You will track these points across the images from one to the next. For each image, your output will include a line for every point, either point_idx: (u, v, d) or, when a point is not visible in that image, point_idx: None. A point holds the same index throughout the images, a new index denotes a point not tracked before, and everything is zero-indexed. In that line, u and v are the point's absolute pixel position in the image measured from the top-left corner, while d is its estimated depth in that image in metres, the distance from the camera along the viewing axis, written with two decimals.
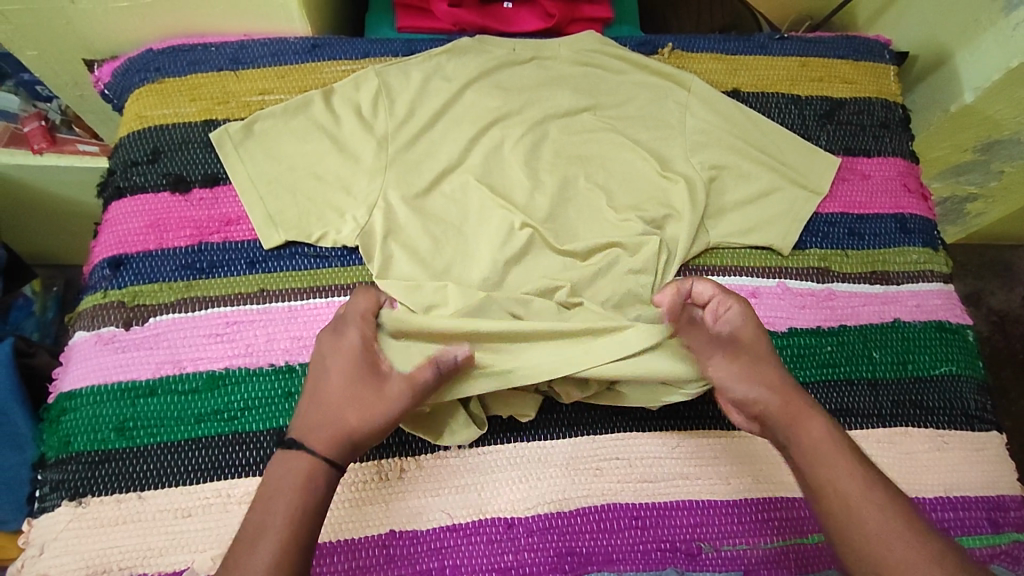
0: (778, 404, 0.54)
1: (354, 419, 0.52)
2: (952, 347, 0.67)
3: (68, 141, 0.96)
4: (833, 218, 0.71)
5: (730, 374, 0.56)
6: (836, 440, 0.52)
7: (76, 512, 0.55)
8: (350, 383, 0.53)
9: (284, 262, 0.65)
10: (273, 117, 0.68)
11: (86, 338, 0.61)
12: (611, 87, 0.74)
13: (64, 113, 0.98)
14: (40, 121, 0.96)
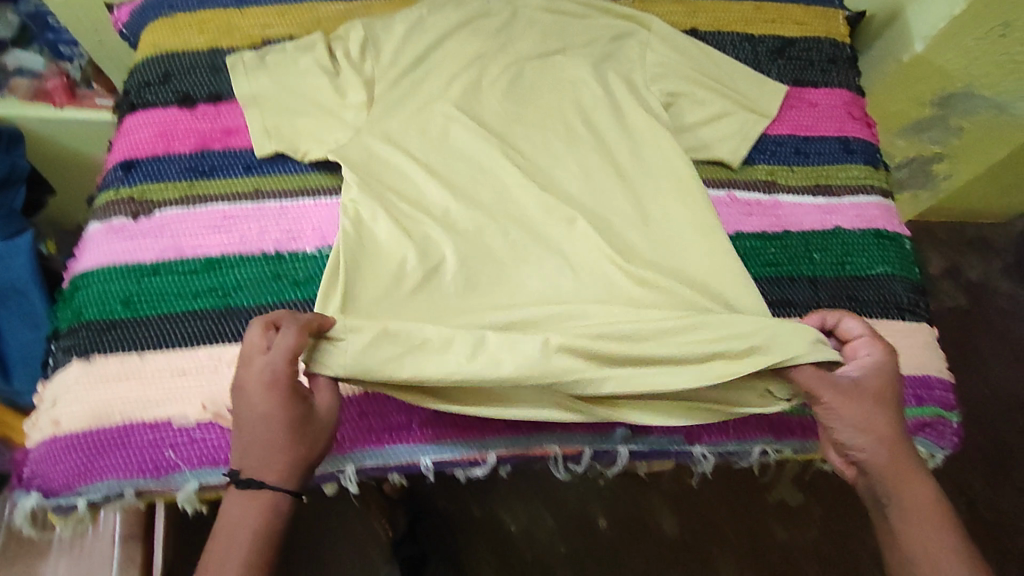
0: (888, 458, 0.56)
1: (295, 449, 0.53)
2: (888, 251, 0.73)
3: (87, 96, 1.03)
4: (780, 139, 0.78)
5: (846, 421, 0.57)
6: (936, 509, 0.56)
7: (84, 370, 0.62)
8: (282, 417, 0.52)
9: (277, 167, 0.72)
10: (284, 51, 0.75)
11: (98, 228, 0.68)
12: (577, 31, 0.80)
13: (85, 70, 1.04)
14: (62, 77, 1.02)
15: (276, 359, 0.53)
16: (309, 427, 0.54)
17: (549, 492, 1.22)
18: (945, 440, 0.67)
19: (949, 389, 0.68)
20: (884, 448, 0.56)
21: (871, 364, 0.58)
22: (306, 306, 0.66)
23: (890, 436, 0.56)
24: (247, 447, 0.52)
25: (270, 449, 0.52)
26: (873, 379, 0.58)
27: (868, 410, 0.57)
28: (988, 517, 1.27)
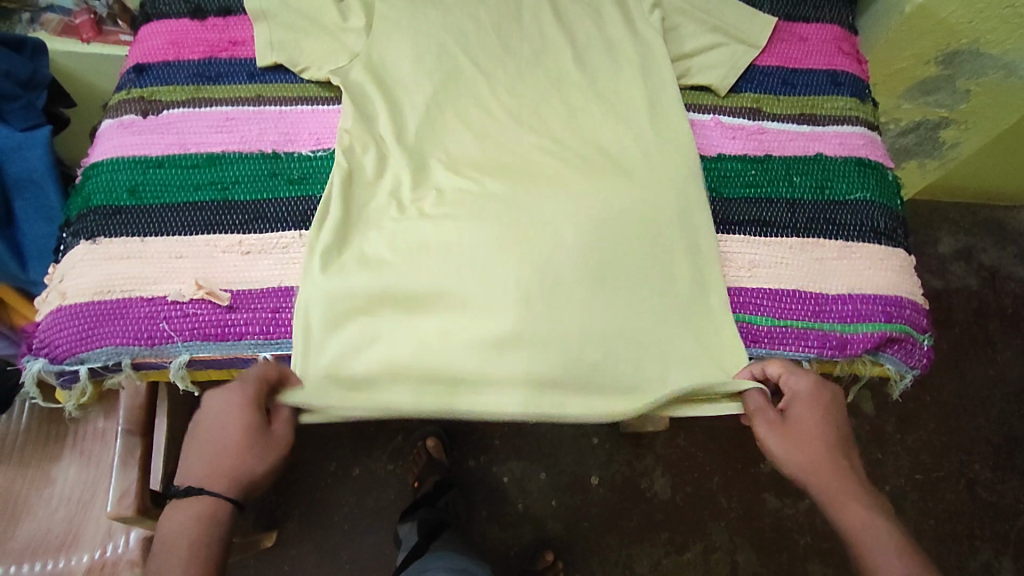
0: (821, 472, 0.59)
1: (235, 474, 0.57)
2: (869, 178, 0.74)
3: (112, 33, 1.00)
4: (769, 70, 0.79)
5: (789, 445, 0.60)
6: (873, 522, 0.57)
7: (89, 249, 0.66)
8: (247, 428, 0.58)
9: (278, 77, 0.75)
10: None
11: (111, 124, 0.72)
12: None
13: (110, 6, 1.00)
14: (89, 13, 0.99)
15: (249, 382, 0.60)
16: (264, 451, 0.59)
17: (544, 448, 1.24)
18: (912, 360, 0.69)
19: (920, 311, 0.69)
20: (814, 464, 0.60)
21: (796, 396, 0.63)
22: (298, 202, 0.69)
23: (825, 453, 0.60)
24: (199, 460, 0.57)
25: (218, 467, 0.57)
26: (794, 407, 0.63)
27: (797, 443, 0.60)
28: (985, 498, 1.26)
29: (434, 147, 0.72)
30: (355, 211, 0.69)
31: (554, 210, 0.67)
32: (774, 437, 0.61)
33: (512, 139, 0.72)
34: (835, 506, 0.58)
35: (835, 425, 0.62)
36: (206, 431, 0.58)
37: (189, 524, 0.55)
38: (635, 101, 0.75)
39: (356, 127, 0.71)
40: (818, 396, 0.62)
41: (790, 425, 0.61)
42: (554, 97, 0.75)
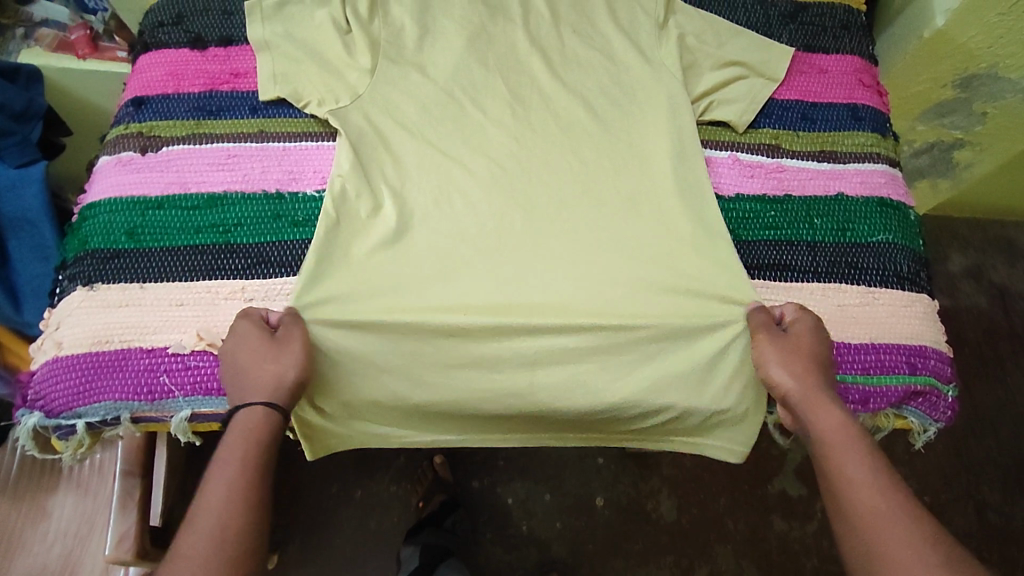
0: (807, 385, 0.59)
1: (272, 372, 0.57)
2: (891, 219, 0.72)
3: (109, 49, 0.97)
4: (788, 104, 0.77)
5: (774, 355, 0.61)
6: (853, 432, 0.55)
7: (86, 296, 0.63)
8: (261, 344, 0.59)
9: (280, 111, 0.73)
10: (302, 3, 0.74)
11: (108, 161, 0.70)
12: None
13: (108, 23, 0.97)
14: (85, 30, 0.96)
15: (242, 320, 0.61)
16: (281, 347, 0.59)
17: (548, 469, 1.22)
18: (936, 413, 0.67)
19: (945, 361, 0.67)
20: (804, 382, 0.59)
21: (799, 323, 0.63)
22: (302, 246, 0.67)
23: (806, 367, 0.60)
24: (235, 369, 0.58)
25: (251, 372, 0.57)
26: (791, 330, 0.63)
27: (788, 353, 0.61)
28: (993, 521, 1.25)
29: (431, 205, 0.68)
30: (348, 270, 0.65)
31: (564, 272, 0.66)
32: (774, 359, 0.60)
33: (522, 197, 0.69)
34: (812, 411, 0.57)
35: (829, 355, 0.62)
36: (233, 372, 0.58)
37: (248, 426, 0.55)
38: (656, 138, 0.72)
39: (350, 171, 0.67)
40: (818, 326, 0.63)
41: (793, 351, 0.61)
42: (565, 153, 0.71)
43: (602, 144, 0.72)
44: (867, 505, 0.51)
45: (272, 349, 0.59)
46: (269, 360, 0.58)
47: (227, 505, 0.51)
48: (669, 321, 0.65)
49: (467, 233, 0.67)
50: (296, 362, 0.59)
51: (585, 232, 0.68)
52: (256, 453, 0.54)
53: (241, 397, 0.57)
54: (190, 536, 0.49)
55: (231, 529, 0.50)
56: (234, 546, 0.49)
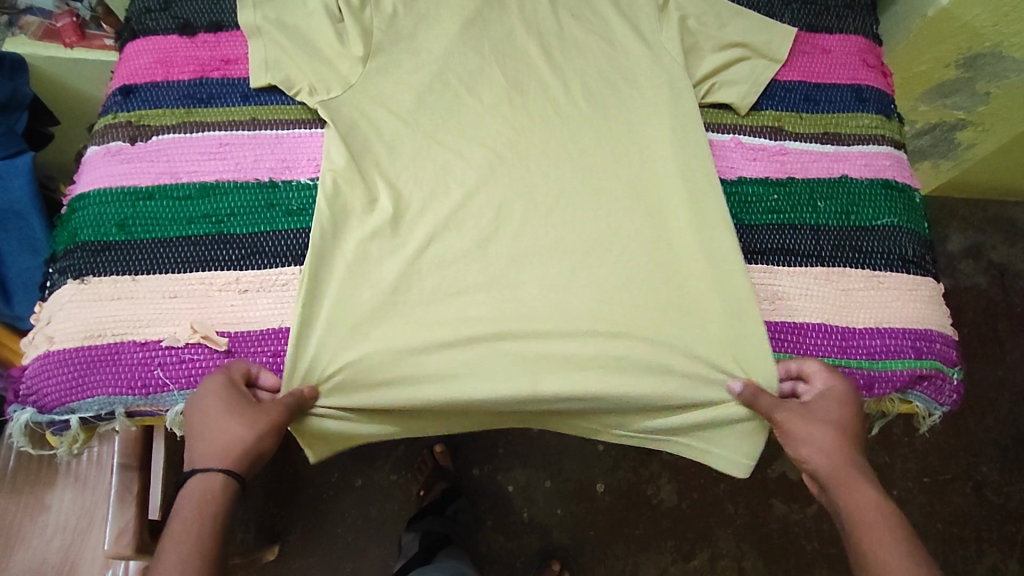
0: (840, 465, 0.56)
1: (235, 437, 0.54)
2: (896, 202, 0.71)
3: (97, 37, 0.95)
4: (791, 85, 0.75)
5: (803, 430, 0.58)
6: (887, 508, 0.53)
7: (78, 289, 0.62)
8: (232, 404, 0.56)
9: (272, 98, 0.71)
10: None
11: (97, 151, 0.68)
12: None
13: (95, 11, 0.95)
14: (72, 17, 0.94)
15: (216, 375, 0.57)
16: (250, 410, 0.56)
17: (549, 457, 1.22)
18: (942, 397, 0.66)
19: (950, 344, 0.66)
20: (836, 460, 0.56)
21: (827, 390, 0.60)
22: (297, 236, 0.65)
23: (837, 443, 0.57)
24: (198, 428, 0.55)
25: (214, 434, 0.54)
26: (818, 398, 0.60)
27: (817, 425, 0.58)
28: (992, 500, 1.25)
29: (428, 195, 0.67)
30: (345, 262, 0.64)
31: (565, 264, 0.65)
32: (803, 436, 0.58)
33: (521, 186, 0.68)
34: (845, 492, 0.54)
35: (859, 423, 0.59)
36: (195, 429, 0.55)
37: (201, 499, 0.52)
38: (657, 124, 0.71)
39: (343, 165, 0.66)
40: (849, 393, 0.60)
41: (822, 420, 0.58)
42: (562, 142, 0.70)
43: (602, 131, 0.71)
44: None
45: (242, 410, 0.55)
46: (236, 424, 0.55)
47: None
48: (670, 311, 0.64)
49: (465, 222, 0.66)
50: (274, 432, 0.56)
51: (583, 223, 0.67)
52: (211, 525, 0.51)
53: (198, 459, 0.53)
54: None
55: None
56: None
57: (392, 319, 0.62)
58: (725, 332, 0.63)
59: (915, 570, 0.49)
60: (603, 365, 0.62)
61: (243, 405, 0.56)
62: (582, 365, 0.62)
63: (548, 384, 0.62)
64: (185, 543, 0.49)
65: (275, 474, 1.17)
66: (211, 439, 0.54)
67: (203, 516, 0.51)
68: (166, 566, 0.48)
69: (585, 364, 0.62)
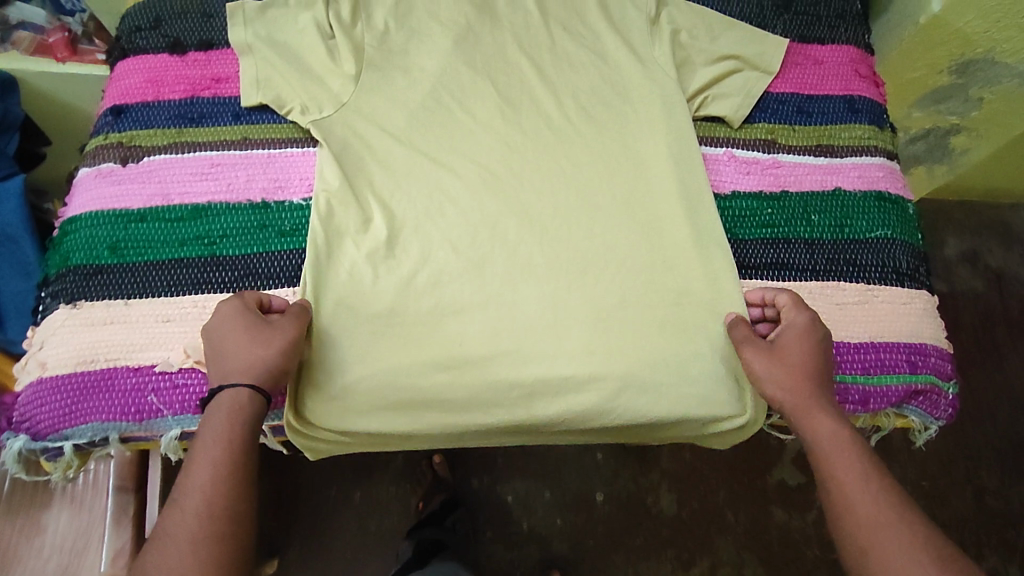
0: (804, 399, 0.57)
1: (256, 356, 0.56)
2: (889, 214, 0.71)
3: (90, 52, 0.96)
4: (783, 97, 0.75)
5: (769, 368, 0.59)
6: (846, 439, 0.55)
7: (70, 313, 0.62)
8: (250, 324, 0.57)
9: (264, 116, 0.71)
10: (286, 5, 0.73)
11: (87, 173, 0.68)
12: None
13: (87, 26, 0.96)
14: (64, 32, 0.94)
15: (230, 299, 0.59)
16: (267, 329, 0.57)
17: (548, 467, 1.22)
18: (937, 411, 0.65)
19: (946, 358, 0.66)
20: (799, 392, 0.57)
21: (794, 322, 0.61)
22: (293, 257, 0.65)
23: (801, 373, 0.58)
24: (218, 351, 0.57)
25: (237, 352, 0.56)
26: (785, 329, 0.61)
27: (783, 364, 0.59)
28: (991, 505, 1.25)
29: (422, 214, 0.67)
30: (339, 282, 0.64)
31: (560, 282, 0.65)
32: (767, 372, 0.59)
33: (515, 203, 0.68)
34: (805, 421, 0.57)
35: (821, 353, 0.60)
36: (217, 352, 0.57)
37: (225, 412, 0.54)
38: (652, 139, 0.71)
39: (336, 186, 0.66)
40: (810, 326, 0.60)
41: (783, 360, 0.59)
42: (555, 157, 0.71)
43: (597, 147, 0.71)
44: (863, 516, 0.52)
45: (258, 330, 0.57)
46: (255, 342, 0.56)
47: (215, 487, 0.51)
48: (663, 330, 0.64)
49: (460, 241, 0.66)
50: (289, 348, 0.57)
51: (576, 241, 0.67)
52: (238, 432, 0.53)
53: (221, 377, 0.55)
54: (177, 513, 0.50)
55: (218, 508, 0.50)
56: (224, 526, 0.50)
57: (386, 340, 0.62)
58: (721, 348, 0.64)
59: (865, 494, 0.52)
60: (601, 387, 0.61)
61: (261, 324, 0.57)
62: (580, 387, 0.61)
63: (546, 405, 0.61)
64: (221, 446, 0.52)
65: (275, 484, 1.17)
66: (230, 359, 0.56)
67: (237, 424, 0.53)
68: (200, 470, 0.51)
69: (584, 388, 0.61)
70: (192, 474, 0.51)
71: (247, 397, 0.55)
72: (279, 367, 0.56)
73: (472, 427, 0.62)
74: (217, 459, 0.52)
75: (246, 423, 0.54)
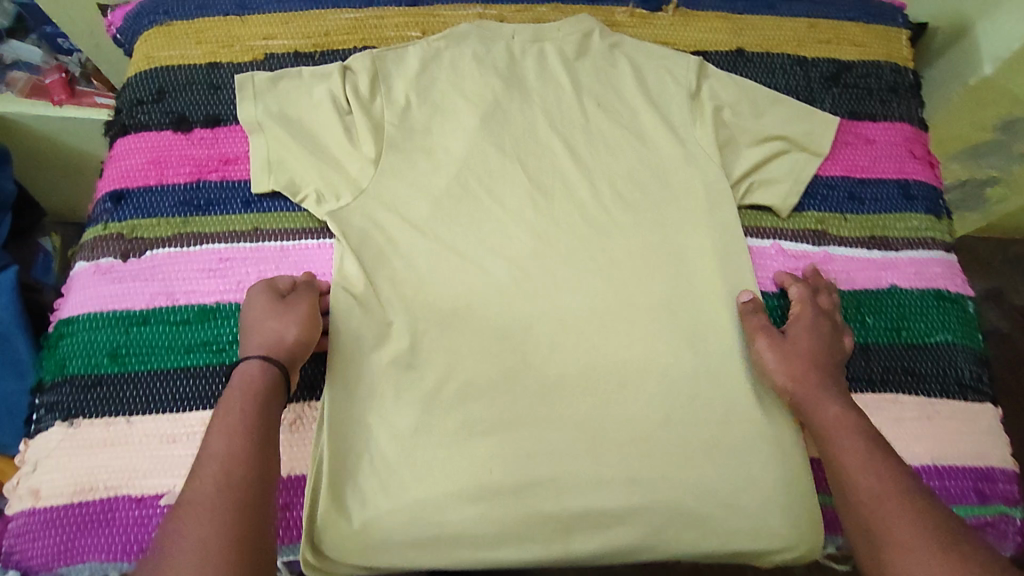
0: (811, 385, 0.57)
1: (275, 331, 0.56)
2: (949, 316, 0.66)
3: (86, 94, 0.90)
4: (834, 181, 0.70)
5: (778, 359, 0.59)
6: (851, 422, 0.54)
7: (67, 432, 0.57)
8: (271, 300, 0.58)
9: (277, 203, 0.66)
10: (298, 77, 0.67)
11: (85, 268, 0.62)
12: (606, 64, 0.71)
13: (86, 67, 0.92)
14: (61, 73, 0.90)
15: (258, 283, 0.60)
16: (287, 308, 0.58)
17: None
18: (1006, 542, 0.60)
19: (1014, 482, 0.62)
20: (807, 380, 0.58)
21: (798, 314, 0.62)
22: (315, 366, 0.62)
23: (807, 360, 0.59)
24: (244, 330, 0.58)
25: (259, 327, 0.57)
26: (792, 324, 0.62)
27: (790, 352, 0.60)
28: None
29: (447, 316, 0.62)
30: (362, 399, 0.59)
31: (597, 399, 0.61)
32: (775, 363, 0.59)
33: (548, 304, 0.63)
34: (813, 410, 0.56)
35: (831, 349, 0.60)
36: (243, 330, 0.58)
37: (246, 387, 0.53)
38: (696, 234, 0.66)
39: (358, 289, 0.62)
40: (816, 320, 0.62)
41: (792, 354, 0.60)
42: (590, 250, 0.65)
43: (636, 240, 0.66)
44: (872, 493, 0.49)
45: (277, 306, 0.58)
46: (274, 317, 0.57)
47: (231, 454, 0.48)
48: (708, 453, 0.59)
49: (490, 349, 0.61)
50: (307, 322, 0.57)
51: (614, 350, 0.62)
52: (254, 404, 0.51)
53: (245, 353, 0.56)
54: (194, 483, 0.46)
55: (236, 478, 0.47)
56: (243, 494, 0.46)
57: (411, 468, 0.57)
58: (771, 474, 0.59)
59: (880, 481, 0.49)
60: (642, 521, 0.57)
61: (279, 301, 0.58)
62: (619, 519, 0.57)
63: (582, 538, 0.57)
64: (241, 418, 0.50)
65: None
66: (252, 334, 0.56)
67: (254, 393, 0.52)
68: (217, 437, 0.49)
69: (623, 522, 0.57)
70: (210, 441, 0.49)
71: (263, 371, 0.54)
72: (297, 344, 0.57)
73: (505, 563, 0.57)
74: (236, 428, 0.50)
75: (268, 403, 0.52)
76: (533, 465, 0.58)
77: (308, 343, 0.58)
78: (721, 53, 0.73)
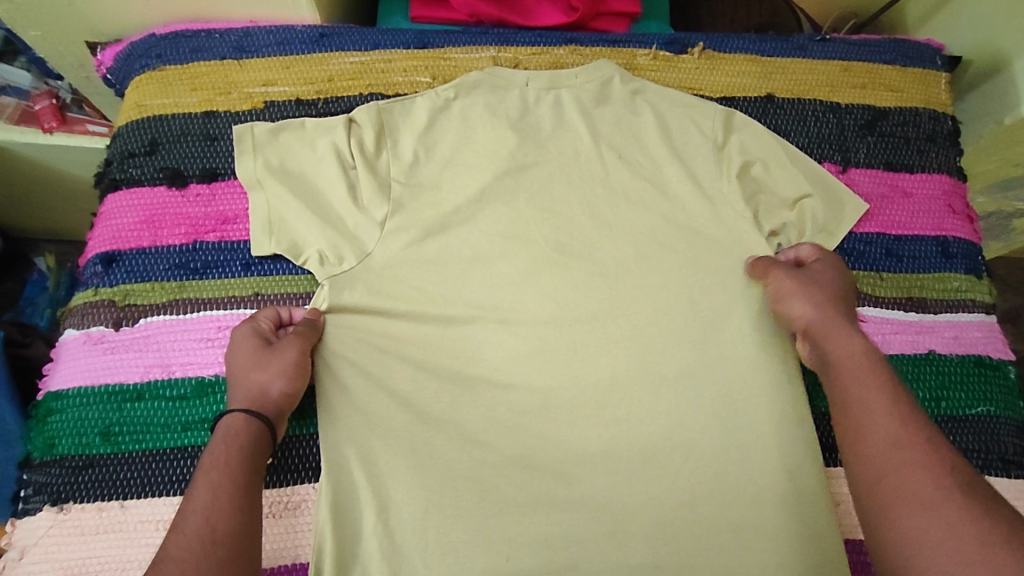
0: (829, 319, 0.55)
1: (258, 383, 0.54)
2: (991, 385, 0.62)
3: (78, 120, 0.84)
4: (868, 237, 0.66)
5: (796, 290, 0.57)
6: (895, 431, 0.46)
7: (56, 519, 0.54)
8: (255, 348, 0.55)
9: (278, 265, 0.62)
10: (300, 129, 0.63)
11: (75, 336, 0.59)
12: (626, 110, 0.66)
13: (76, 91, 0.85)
14: (50, 98, 0.83)
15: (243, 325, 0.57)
16: (270, 356, 0.55)
17: None
18: None
19: None
20: (825, 314, 0.56)
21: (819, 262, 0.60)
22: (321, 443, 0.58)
23: (829, 298, 0.57)
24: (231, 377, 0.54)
25: (242, 381, 0.54)
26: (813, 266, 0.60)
27: (810, 287, 0.57)
28: None
29: (460, 389, 0.58)
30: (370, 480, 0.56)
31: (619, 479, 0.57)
32: (794, 291, 0.57)
33: (564, 375, 0.59)
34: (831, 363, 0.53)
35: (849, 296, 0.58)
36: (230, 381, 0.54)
37: (230, 440, 0.50)
38: (723, 296, 0.61)
39: (365, 362, 0.58)
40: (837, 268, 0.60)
41: (810, 288, 0.58)
42: (610, 316, 0.61)
43: (659, 303, 0.61)
44: (912, 519, 0.42)
45: (263, 354, 0.55)
46: (257, 368, 0.54)
47: (217, 508, 0.45)
48: (738, 541, 0.55)
49: (504, 424, 0.58)
50: (295, 372, 0.55)
51: (635, 425, 0.58)
52: (239, 456, 0.49)
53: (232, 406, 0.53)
54: (176, 538, 0.44)
55: (222, 532, 0.45)
56: (224, 551, 0.44)
57: (423, 557, 0.53)
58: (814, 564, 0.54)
59: (919, 491, 0.42)
60: None
61: (265, 348, 0.55)
62: None
63: None
64: (224, 470, 0.48)
65: None
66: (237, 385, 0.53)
67: (241, 444, 0.50)
68: (201, 490, 0.47)
69: None
70: (195, 493, 0.46)
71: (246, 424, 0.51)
72: (283, 398, 0.54)
73: None
74: (219, 482, 0.47)
75: (253, 454, 0.50)
76: (550, 554, 0.54)
77: (295, 394, 0.55)
78: (749, 99, 0.69)
